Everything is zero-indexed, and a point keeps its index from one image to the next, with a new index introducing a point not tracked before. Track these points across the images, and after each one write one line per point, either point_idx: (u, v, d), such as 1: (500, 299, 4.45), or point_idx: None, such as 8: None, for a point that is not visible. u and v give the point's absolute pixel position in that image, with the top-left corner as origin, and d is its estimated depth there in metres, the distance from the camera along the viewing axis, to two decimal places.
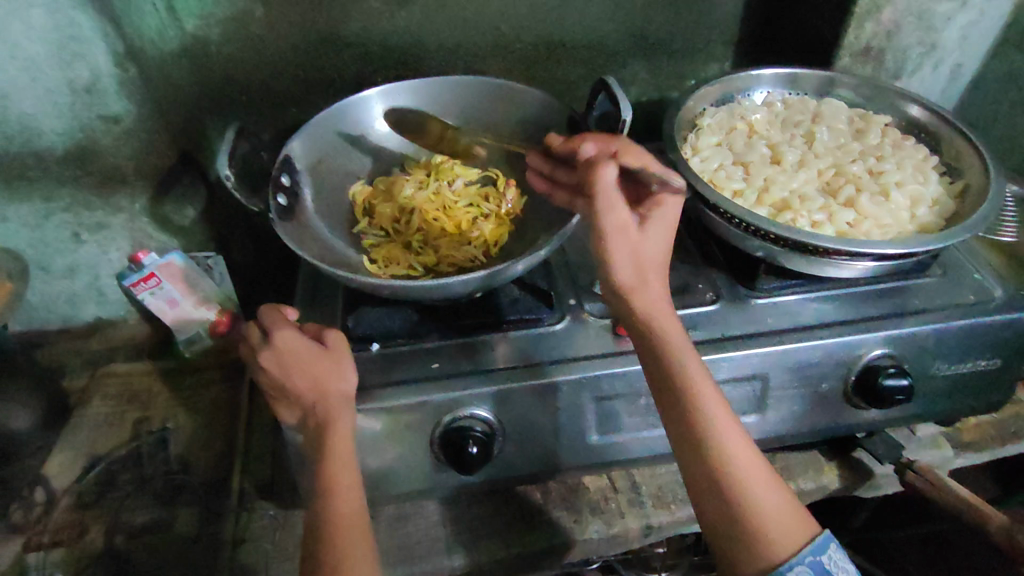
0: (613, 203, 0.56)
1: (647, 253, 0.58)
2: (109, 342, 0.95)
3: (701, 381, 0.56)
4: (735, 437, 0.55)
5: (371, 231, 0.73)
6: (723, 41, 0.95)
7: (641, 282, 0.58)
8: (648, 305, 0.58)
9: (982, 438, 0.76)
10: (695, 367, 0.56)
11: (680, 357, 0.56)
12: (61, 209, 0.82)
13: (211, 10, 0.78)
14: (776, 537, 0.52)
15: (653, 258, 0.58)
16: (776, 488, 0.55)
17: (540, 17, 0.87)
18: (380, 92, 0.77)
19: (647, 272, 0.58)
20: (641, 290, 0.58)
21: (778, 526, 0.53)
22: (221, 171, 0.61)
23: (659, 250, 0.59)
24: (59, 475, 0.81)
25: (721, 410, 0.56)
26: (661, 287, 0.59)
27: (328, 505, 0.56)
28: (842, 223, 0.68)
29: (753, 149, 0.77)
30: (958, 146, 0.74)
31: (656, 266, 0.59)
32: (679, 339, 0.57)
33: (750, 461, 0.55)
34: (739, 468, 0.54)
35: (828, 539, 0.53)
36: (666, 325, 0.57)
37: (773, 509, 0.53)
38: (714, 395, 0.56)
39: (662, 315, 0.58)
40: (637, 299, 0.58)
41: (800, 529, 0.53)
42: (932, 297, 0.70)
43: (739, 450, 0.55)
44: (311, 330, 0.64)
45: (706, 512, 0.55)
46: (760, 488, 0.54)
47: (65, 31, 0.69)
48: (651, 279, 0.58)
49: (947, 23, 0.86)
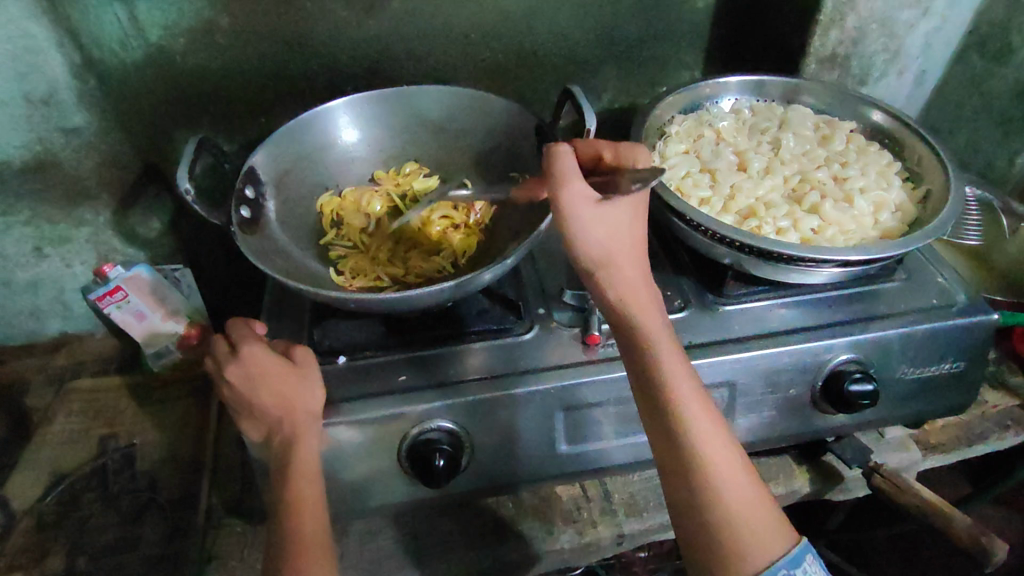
0: (574, 176, 0.50)
1: (620, 232, 0.52)
2: (76, 356, 0.94)
3: (682, 379, 0.54)
4: (715, 440, 0.53)
5: (339, 243, 0.72)
6: (692, 49, 0.96)
7: (614, 263, 0.53)
8: (625, 293, 0.54)
9: (949, 440, 0.77)
10: (678, 365, 0.54)
11: (659, 349, 0.54)
12: (22, 223, 0.82)
13: (176, 19, 0.75)
14: (755, 539, 0.51)
15: (629, 240, 0.53)
16: (757, 495, 0.53)
17: (509, 26, 0.87)
18: (347, 103, 0.76)
19: (623, 254, 0.53)
20: (618, 274, 0.53)
21: (757, 539, 0.51)
22: (181, 183, 0.60)
23: (635, 229, 0.53)
24: (21, 494, 0.80)
25: (702, 411, 0.54)
26: (638, 272, 0.55)
27: (291, 523, 0.55)
28: (806, 230, 0.69)
29: (720, 156, 0.77)
30: (920, 152, 0.75)
31: (631, 249, 0.53)
32: (661, 333, 0.55)
33: (730, 466, 0.53)
34: (718, 469, 0.52)
35: (806, 552, 0.52)
36: (647, 317, 0.55)
37: (753, 519, 0.52)
38: (696, 395, 0.54)
39: (640, 304, 0.54)
40: (614, 287, 0.54)
41: (780, 539, 0.52)
42: (896, 302, 0.70)
43: (719, 453, 0.53)
44: (279, 346, 0.63)
45: (682, 519, 0.53)
46: (740, 495, 0.52)
47: (19, 42, 0.70)
48: (627, 262, 0.53)
49: (910, 30, 0.87)
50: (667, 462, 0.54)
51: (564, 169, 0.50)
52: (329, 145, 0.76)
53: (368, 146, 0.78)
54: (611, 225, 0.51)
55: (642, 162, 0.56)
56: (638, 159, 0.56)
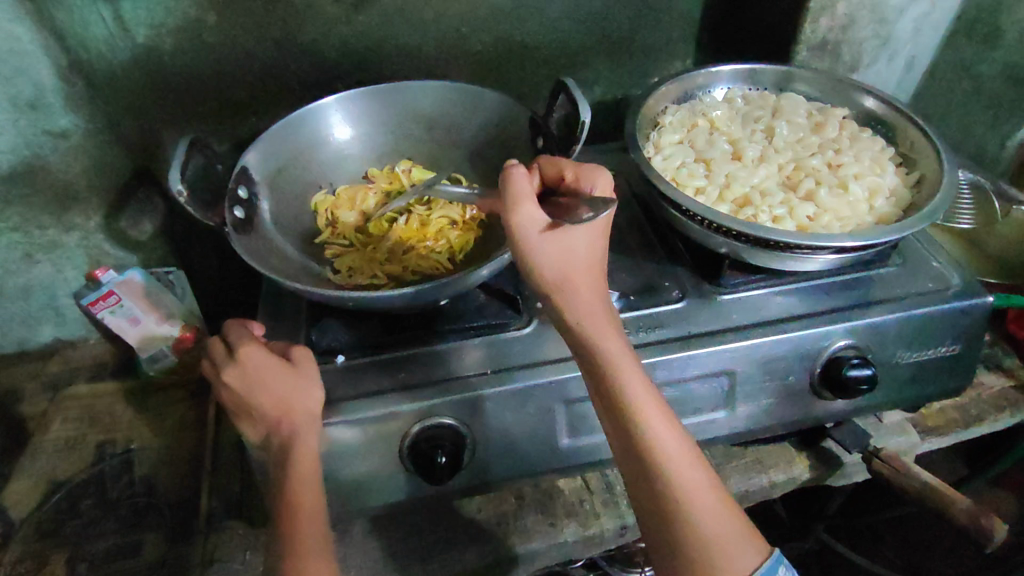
0: (523, 199, 0.50)
1: (575, 252, 0.51)
2: (70, 363, 0.93)
3: (646, 398, 0.52)
4: (682, 458, 0.51)
5: (335, 241, 0.72)
6: (683, 39, 0.96)
7: (570, 284, 0.52)
8: (581, 312, 0.52)
9: (946, 422, 0.78)
10: (640, 383, 0.52)
11: (618, 365, 0.52)
12: (10, 229, 0.80)
13: (163, 18, 0.75)
14: (726, 557, 0.50)
15: (585, 260, 0.52)
16: (726, 512, 0.51)
17: (500, 19, 0.86)
18: (338, 99, 0.75)
19: (577, 272, 0.52)
20: (573, 294, 0.52)
21: (729, 557, 0.50)
22: (173, 185, 0.59)
23: (590, 248, 0.52)
24: (17, 503, 0.78)
25: (668, 430, 0.52)
26: (594, 291, 0.53)
27: (290, 525, 0.55)
28: (802, 217, 0.69)
29: (714, 145, 0.77)
30: (912, 137, 0.76)
31: (588, 267, 0.52)
32: (621, 354, 0.53)
33: (696, 487, 0.51)
34: (682, 488, 0.51)
35: (778, 561, 0.52)
36: (604, 336, 0.53)
37: (722, 537, 0.50)
38: (658, 411, 0.52)
39: (596, 320, 0.53)
40: (571, 306, 0.52)
41: (752, 558, 0.51)
42: (892, 287, 0.71)
43: (686, 474, 0.51)
44: (276, 347, 0.62)
45: (651, 538, 0.52)
46: (707, 514, 0.51)
47: (4, 45, 0.68)
48: (582, 280, 0.52)
49: (899, 15, 0.87)
50: (631, 480, 0.52)
51: (515, 194, 0.50)
52: (320, 142, 0.75)
53: (361, 142, 0.78)
54: (563, 247, 0.51)
55: (601, 186, 0.53)
56: (597, 182, 0.54)
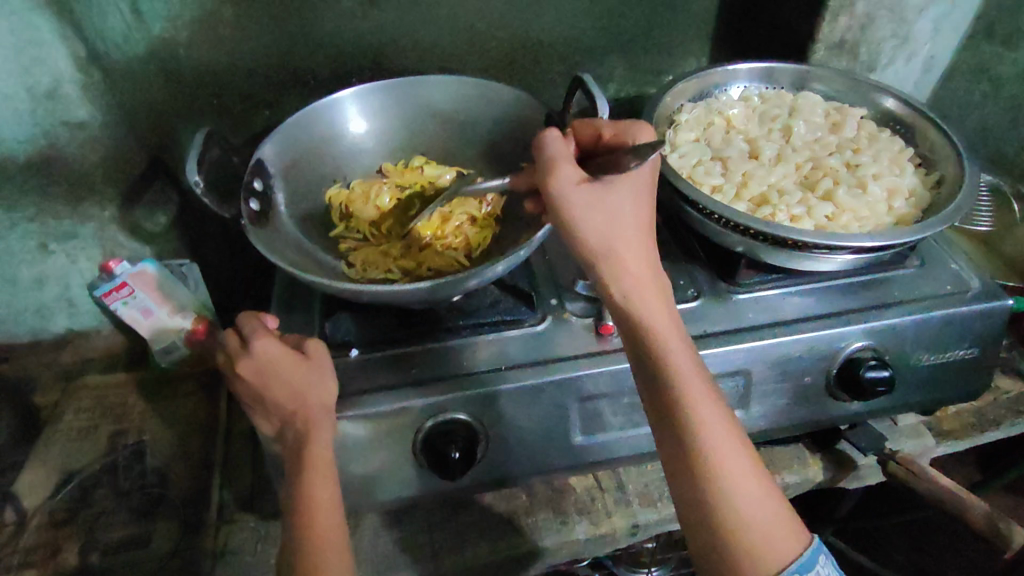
0: (561, 161, 0.51)
1: (620, 216, 0.52)
2: (82, 353, 0.93)
3: (691, 375, 0.53)
4: (723, 438, 0.52)
5: (350, 235, 0.72)
6: (699, 37, 0.95)
7: (617, 255, 0.52)
8: (629, 284, 0.53)
9: (961, 426, 0.77)
10: (688, 364, 0.53)
11: (665, 340, 0.53)
12: (26, 219, 0.81)
13: (179, 10, 0.75)
14: (765, 542, 0.50)
15: (632, 229, 0.53)
16: (766, 499, 0.51)
17: (515, 15, 0.86)
18: (354, 93, 0.75)
19: (627, 245, 0.52)
20: (623, 267, 0.53)
21: (768, 543, 0.50)
22: (190, 177, 0.60)
23: (638, 219, 0.53)
24: (30, 493, 0.79)
25: (713, 412, 0.52)
26: (645, 265, 0.54)
27: (306, 518, 0.55)
28: (820, 217, 0.68)
29: (731, 144, 0.77)
30: (932, 138, 0.75)
31: (637, 240, 0.53)
32: (668, 329, 0.53)
33: (738, 470, 0.51)
34: (725, 469, 0.51)
35: (817, 553, 0.51)
36: (653, 309, 0.53)
37: (762, 526, 0.50)
38: (704, 389, 0.53)
39: (645, 294, 0.53)
40: (620, 280, 0.53)
41: (792, 545, 0.51)
42: (910, 288, 0.70)
43: (729, 457, 0.51)
44: (291, 339, 0.62)
45: (687, 521, 0.52)
46: (747, 498, 0.51)
47: (23, 35, 0.69)
48: (633, 253, 0.53)
49: (918, 15, 0.86)
50: (671, 459, 0.52)
51: (552, 155, 0.52)
52: (336, 136, 0.75)
53: (377, 137, 0.78)
54: (607, 212, 0.51)
55: (643, 137, 0.55)
56: (638, 136, 0.55)
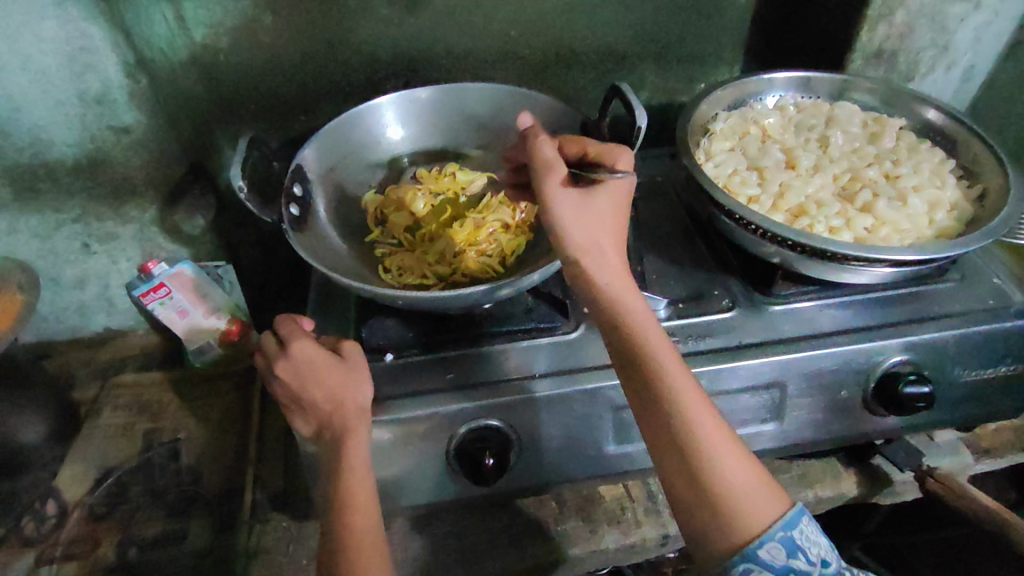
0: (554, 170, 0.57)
1: (597, 221, 0.56)
2: (119, 352, 0.96)
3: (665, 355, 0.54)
4: (700, 410, 0.52)
5: (384, 240, 0.72)
6: (733, 45, 0.95)
7: (597, 247, 0.56)
8: (605, 271, 0.56)
9: (1001, 444, 0.75)
10: (661, 342, 0.54)
11: (637, 320, 0.55)
12: (71, 220, 0.83)
13: (221, 18, 0.77)
14: (749, 503, 0.50)
15: (609, 228, 0.56)
16: (745, 464, 0.52)
17: (550, 22, 0.86)
18: (392, 101, 0.77)
19: (604, 239, 0.56)
20: (602, 257, 0.56)
21: (752, 502, 0.50)
22: (235, 181, 0.61)
23: (611, 221, 0.57)
24: (71, 486, 0.80)
25: (687, 384, 0.53)
26: (619, 256, 0.57)
27: (344, 519, 0.56)
28: (860, 229, 0.67)
29: (767, 154, 0.76)
30: (975, 150, 0.74)
31: (612, 236, 0.57)
32: (640, 310, 0.55)
33: (715, 436, 0.52)
34: (703, 435, 0.51)
35: (801, 514, 0.51)
36: (625, 293, 0.56)
37: (745, 489, 0.50)
38: (677, 363, 0.54)
39: (621, 282, 0.56)
40: (599, 270, 0.56)
41: (775, 505, 0.51)
42: (951, 302, 0.69)
43: (705, 426, 0.52)
44: (327, 342, 0.63)
45: (674, 491, 0.52)
46: (727, 461, 0.51)
47: (76, 43, 0.70)
48: (610, 246, 0.56)
49: (959, 24, 0.85)
50: (652, 433, 0.53)
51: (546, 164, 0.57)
52: (373, 143, 0.77)
53: (412, 143, 0.79)
54: (586, 216, 0.56)
55: (622, 163, 0.56)
56: (618, 158, 0.57)
